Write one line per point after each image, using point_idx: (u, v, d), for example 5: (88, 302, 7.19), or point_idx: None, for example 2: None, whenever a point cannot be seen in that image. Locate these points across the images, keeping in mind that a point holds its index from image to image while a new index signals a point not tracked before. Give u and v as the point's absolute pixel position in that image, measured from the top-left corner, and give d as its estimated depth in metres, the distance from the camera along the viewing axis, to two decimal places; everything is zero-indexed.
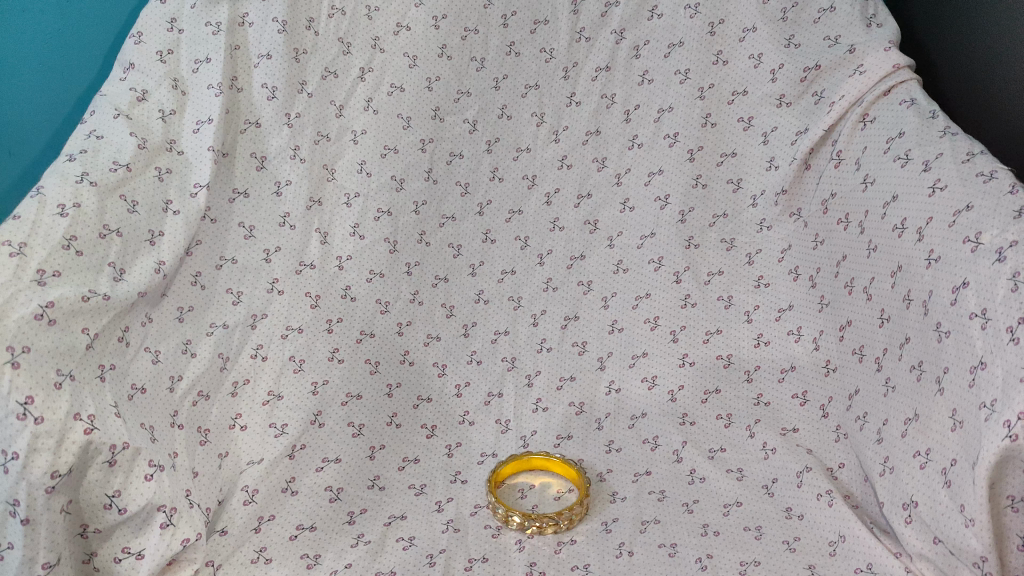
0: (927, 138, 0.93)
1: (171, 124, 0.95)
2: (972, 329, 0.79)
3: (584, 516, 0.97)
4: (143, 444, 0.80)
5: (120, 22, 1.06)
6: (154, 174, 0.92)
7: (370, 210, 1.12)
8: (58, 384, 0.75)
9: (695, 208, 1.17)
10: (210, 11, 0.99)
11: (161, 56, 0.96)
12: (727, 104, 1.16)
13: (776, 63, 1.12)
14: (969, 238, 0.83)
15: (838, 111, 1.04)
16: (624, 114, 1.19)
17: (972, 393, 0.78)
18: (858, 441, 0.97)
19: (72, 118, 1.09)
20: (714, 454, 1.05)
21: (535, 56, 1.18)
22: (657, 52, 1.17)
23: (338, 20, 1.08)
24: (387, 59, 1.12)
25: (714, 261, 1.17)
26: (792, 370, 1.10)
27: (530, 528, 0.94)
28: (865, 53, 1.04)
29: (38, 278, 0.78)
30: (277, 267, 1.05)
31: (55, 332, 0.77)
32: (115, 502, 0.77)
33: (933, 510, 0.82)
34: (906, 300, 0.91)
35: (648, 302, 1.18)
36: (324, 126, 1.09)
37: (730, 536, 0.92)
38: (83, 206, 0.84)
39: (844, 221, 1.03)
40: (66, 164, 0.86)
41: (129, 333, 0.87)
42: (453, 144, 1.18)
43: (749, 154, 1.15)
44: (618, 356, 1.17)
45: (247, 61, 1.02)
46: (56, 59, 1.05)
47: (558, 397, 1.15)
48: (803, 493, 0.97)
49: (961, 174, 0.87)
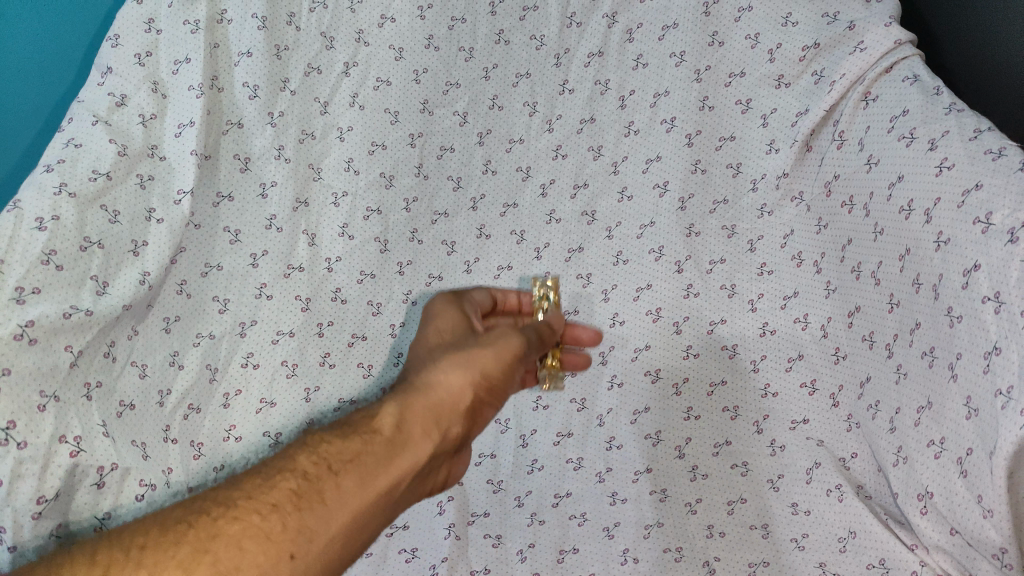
0: (931, 116, 0.89)
1: (152, 129, 0.92)
2: (985, 313, 0.78)
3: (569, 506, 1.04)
4: (133, 463, 0.86)
5: (86, 49, 1.04)
6: (135, 181, 0.90)
7: (359, 209, 1.09)
8: (42, 407, 0.77)
9: (694, 194, 1.13)
10: (188, 10, 0.94)
11: (140, 59, 0.92)
12: (724, 86, 1.11)
13: (773, 42, 1.06)
14: (980, 219, 0.80)
15: (839, 90, 1.00)
16: (619, 100, 1.14)
17: (986, 378, 0.77)
18: (870, 431, 0.96)
19: (35, 149, 1.07)
20: (719, 448, 1.06)
21: (525, 45, 1.12)
22: (651, 35, 1.11)
23: (319, 14, 1.03)
24: (372, 52, 1.08)
25: (715, 249, 1.13)
26: (799, 358, 1.06)
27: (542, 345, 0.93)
28: (865, 30, 0.97)
29: (16, 295, 0.76)
30: (264, 271, 1.03)
31: (38, 351, 0.77)
32: (105, 522, 0.85)
33: (949, 501, 0.83)
34: (916, 283, 0.89)
35: (649, 293, 1.13)
36: (308, 124, 1.05)
37: (735, 535, 1.02)
38: (61, 218, 0.81)
39: (848, 204, 1.01)
40: (43, 176, 0.82)
41: (115, 348, 0.87)
42: (444, 137, 1.13)
43: (749, 138, 1.11)
44: (620, 350, 1.13)
45: (228, 59, 0.98)
46: (16, 87, 1.02)
47: (559, 393, 1.11)
48: (812, 489, 1.00)
49: (968, 153, 0.83)
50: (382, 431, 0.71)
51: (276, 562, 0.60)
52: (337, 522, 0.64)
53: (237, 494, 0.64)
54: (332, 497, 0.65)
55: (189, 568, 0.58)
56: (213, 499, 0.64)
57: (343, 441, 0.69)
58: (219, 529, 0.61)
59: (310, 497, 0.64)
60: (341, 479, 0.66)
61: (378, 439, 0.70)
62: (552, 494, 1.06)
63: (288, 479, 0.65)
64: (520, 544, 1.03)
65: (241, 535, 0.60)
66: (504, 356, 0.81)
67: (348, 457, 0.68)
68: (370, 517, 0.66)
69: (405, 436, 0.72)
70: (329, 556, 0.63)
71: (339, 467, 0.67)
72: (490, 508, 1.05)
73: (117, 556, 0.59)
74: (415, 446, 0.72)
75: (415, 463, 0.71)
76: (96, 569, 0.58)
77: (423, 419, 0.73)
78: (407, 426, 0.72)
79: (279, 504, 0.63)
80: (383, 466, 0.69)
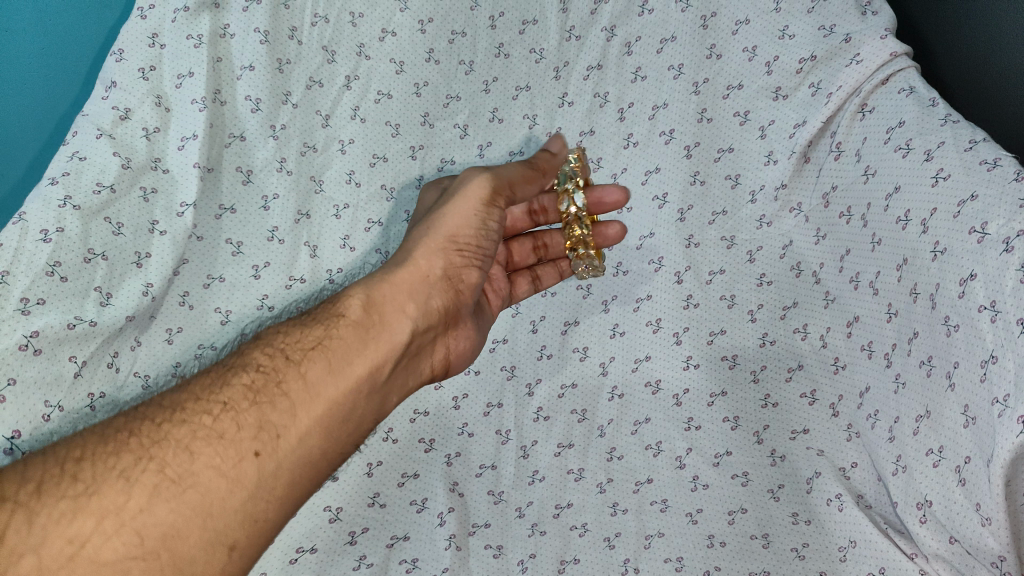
0: (927, 127, 0.90)
1: (155, 142, 0.94)
2: (981, 322, 0.79)
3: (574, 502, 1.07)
4: None
5: (89, 65, 1.04)
6: (139, 194, 0.93)
7: (361, 220, 1.09)
8: (47, 416, 0.85)
9: (694, 205, 1.13)
10: (192, 24, 0.96)
11: (144, 73, 0.93)
12: (723, 98, 1.11)
13: (770, 56, 1.07)
14: (975, 229, 0.82)
15: (836, 102, 1.01)
16: (618, 112, 1.14)
17: (983, 388, 0.78)
18: (870, 440, 0.96)
19: (37, 164, 1.07)
20: (719, 458, 1.06)
21: (525, 58, 1.12)
22: (649, 48, 1.12)
23: (321, 28, 1.04)
24: (372, 66, 1.08)
25: (715, 260, 1.12)
26: (799, 369, 1.06)
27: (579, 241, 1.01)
28: (861, 42, 0.98)
29: (21, 307, 0.84)
30: (266, 283, 1.03)
31: (41, 362, 0.85)
32: None
33: (948, 510, 0.84)
34: (913, 293, 0.90)
35: (649, 304, 1.13)
36: (309, 137, 1.06)
37: (737, 545, 1.03)
38: (66, 230, 0.87)
39: (846, 215, 1.01)
40: (48, 189, 0.87)
41: (118, 358, 0.92)
42: (444, 149, 1.12)
43: (748, 149, 1.11)
44: (620, 361, 1.12)
45: (230, 73, 1.00)
46: (19, 102, 1.04)
47: (560, 405, 1.10)
48: (813, 499, 1.00)
49: (964, 163, 0.85)
50: (346, 321, 0.76)
51: (241, 459, 0.65)
52: (305, 410, 0.70)
53: (182, 402, 0.68)
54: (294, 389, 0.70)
55: (134, 473, 0.62)
56: (156, 405, 0.68)
57: (296, 338, 0.75)
58: (167, 437, 0.65)
59: (268, 391, 0.70)
60: (302, 370, 0.72)
61: (339, 332, 0.75)
62: (553, 505, 1.06)
63: (240, 377, 0.71)
64: (521, 555, 1.04)
65: (192, 437, 0.65)
66: (461, 236, 0.86)
67: (305, 349, 0.73)
68: (343, 400, 0.72)
69: (376, 320, 0.78)
70: (301, 442, 0.68)
71: (296, 360, 0.73)
72: (491, 519, 1.05)
73: (50, 470, 0.61)
74: (389, 330, 0.78)
75: (391, 349, 0.77)
76: (29, 486, 0.59)
77: (387, 306, 0.79)
78: (378, 311, 0.78)
79: (234, 407, 0.68)
80: (358, 356, 0.75)
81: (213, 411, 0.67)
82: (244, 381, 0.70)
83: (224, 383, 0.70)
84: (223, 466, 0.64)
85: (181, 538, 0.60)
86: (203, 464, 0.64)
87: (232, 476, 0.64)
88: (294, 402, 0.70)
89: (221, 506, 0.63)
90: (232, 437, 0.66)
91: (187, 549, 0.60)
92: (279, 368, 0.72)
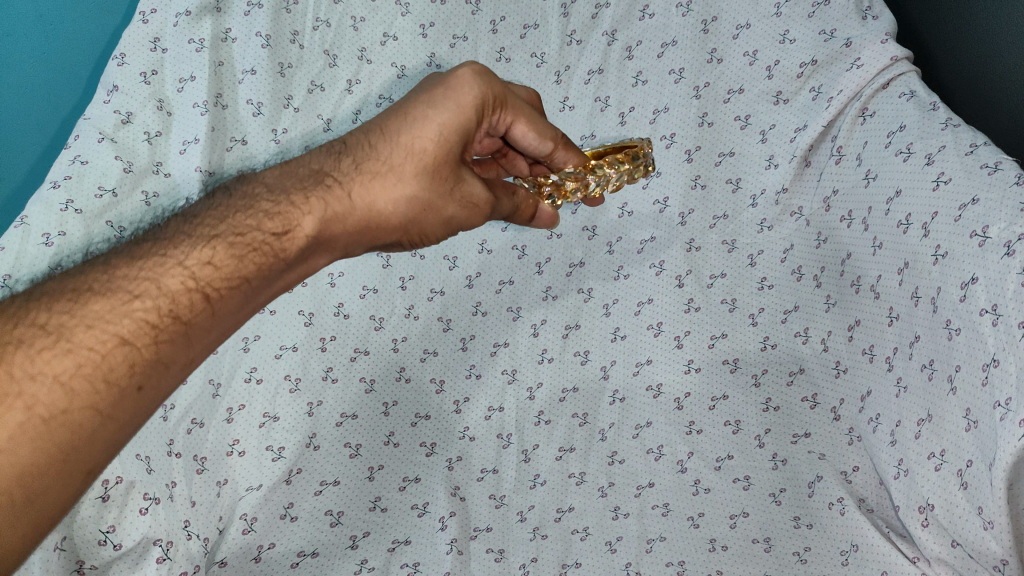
0: (928, 131, 0.90)
1: (157, 146, 0.95)
2: (983, 325, 0.79)
3: (575, 504, 1.06)
4: (139, 477, 0.92)
5: (91, 70, 1.05)
6: (141, 198, 0.94)
7: None
8: None
9: (694, 209, 1.13)
10: (194, 28, 0.97)
11: (145, 77, 0.94)
12: (723, 102, 1.11)
13: (771, 59, 1.07)
14: (977, 233, 0.82)
15: (837, 106, 1.01)
16: (619, 116, 1.14)
17: (984, 391, 0.79)
18: (871, 444, 0.96)
19: (40, 166, 1.07)
20: (721, 462, 1.06)
21: (526, 62, 1.12)
22: (650, 52, 1.12)
23: (323, 32, 1.05)
24: (375, 70, 1.07)
25: (716, 264, 1.12)
26: (800, 372, 1.06)
27: (541, 180, 0.77)
28: (862, 46, 0.99)
29: None
30: None
31: None
32: (109, 538, 0.89)
33: (950, 513, 0.84)
34: (914, 297, 0.90)
35: (649, 308, 1.13)
36: (312, 142, 1.05)
37: (739, 549, 1.01)
38: (67, 233, 0.88)
39: (847, 219, 1.01)
40: (50, 193, 0.88)
41: None
42: None
43: (749, 153, 1.11)
44: (621, 365, 1.13)
45: (232, 77, 1.01)
46: (23, 106, 1.04)
47: (561, 409, 1.11)
48: (815, 503, 0.99)
49: (965, 167, 0.85)
50: (306, 223, 0.59)
51: (128, 396, 0.48)
52: (225, 321, 0.55)
53: (105, 282, 0.51)
54: (224, 307, 0.54)
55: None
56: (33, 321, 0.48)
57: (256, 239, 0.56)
58: (68, 339, 0.48)
59: (192, 311, 0.53)
60: (244, 289, 0.55)
61: (298, 243, 0.58)
62: (554, 509, 1.06)
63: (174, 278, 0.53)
64: (522, 559, 1.03)
65: (76, 371, 0.47)
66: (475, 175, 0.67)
67: (251, 269, 0.56)
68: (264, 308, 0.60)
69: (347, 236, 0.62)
70: (205, 354, 0.54)
71: (239, 280, 0.55)
72: (492, 523, 1.05)
73: None
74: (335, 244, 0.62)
75: (316, 260, 0.62)
76: None
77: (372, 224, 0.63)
78: (340, 215, 0.60)
79: (135, 336, 0.50)
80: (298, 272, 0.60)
81: (136, 312, 0.50)
82: (184, 261, 0.54)
83: (170, 261, 0.54)
84: (104, 405, 0.47)
85: (38, 478, 0.44)
86: (92, 379, 0.47)
87: (107, 404, 0.47)
88: (220, 313, 0.54)
89: (90, 446, 0.46)
90: (126, 367, 0.48)
91: (51, 493, 0.44)
92: (225, 262, 0.55)
